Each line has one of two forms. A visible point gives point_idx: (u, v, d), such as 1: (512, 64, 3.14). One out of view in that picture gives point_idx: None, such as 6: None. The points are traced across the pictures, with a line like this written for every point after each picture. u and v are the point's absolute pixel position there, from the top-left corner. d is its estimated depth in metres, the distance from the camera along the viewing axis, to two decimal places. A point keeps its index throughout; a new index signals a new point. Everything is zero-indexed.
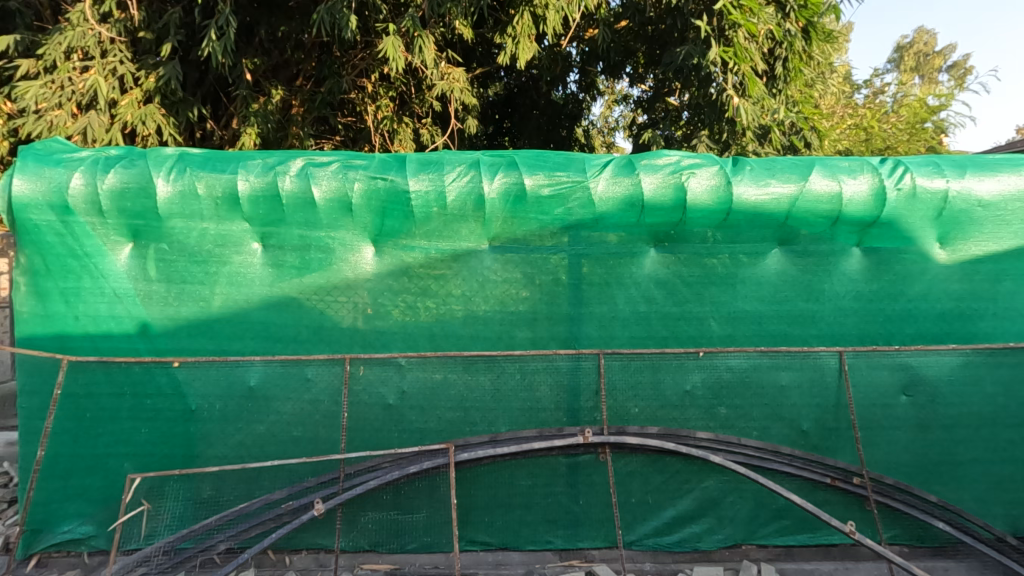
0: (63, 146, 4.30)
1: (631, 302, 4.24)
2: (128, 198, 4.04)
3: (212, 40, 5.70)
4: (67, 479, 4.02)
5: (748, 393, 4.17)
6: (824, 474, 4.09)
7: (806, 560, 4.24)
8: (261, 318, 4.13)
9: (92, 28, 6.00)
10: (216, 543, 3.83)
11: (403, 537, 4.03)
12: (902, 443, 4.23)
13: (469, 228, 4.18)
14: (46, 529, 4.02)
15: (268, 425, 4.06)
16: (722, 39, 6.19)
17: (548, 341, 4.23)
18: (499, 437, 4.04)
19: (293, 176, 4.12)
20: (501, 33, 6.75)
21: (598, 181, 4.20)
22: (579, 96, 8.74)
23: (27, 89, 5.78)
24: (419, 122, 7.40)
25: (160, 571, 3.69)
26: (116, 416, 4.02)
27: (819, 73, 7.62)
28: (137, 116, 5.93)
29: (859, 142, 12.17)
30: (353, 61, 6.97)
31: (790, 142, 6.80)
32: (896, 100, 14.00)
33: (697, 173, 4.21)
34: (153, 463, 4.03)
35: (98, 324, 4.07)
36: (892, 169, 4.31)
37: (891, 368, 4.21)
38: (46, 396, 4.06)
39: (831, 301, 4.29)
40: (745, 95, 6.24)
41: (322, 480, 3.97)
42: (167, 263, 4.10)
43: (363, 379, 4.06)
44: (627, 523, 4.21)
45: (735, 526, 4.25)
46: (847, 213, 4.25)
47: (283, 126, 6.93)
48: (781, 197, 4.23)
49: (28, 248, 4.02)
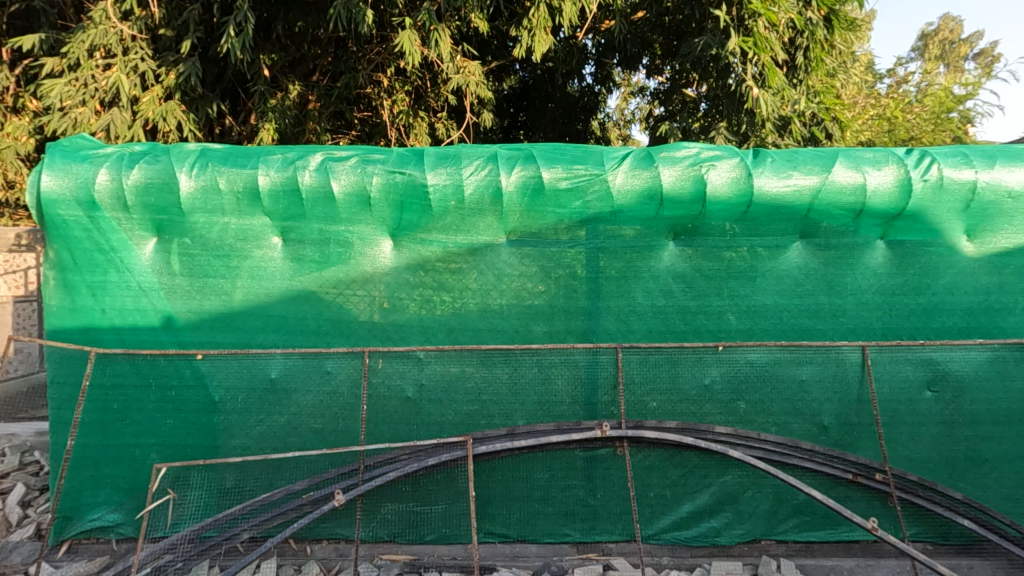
0: (89, 143, 4.40)
1: (649, 295, 4.22)
2: (152, 193, 4.12)
3: (231, 36, 5.75)
4: (97, 468, 4.13)
5: (768, 388, 4.14)
6: (846, 469, 4.05)
7: (826, 557, 4.19)
8: (281, 312, 4.19)
9: (114, 26, 6.08)
10: (239, 532, 3.92)
11: (422, 529, 4.08)
12: (926, 438, 4.16)
13: (486, 222, 4.19)
14: (76, 516, 4.14)
15: (288, 417, 4.12)
16: (741, 28, 6.10)
17: (566, 334, 4.22)
18: (517, 430, 4.07)
19: (313, 171, 4.15)
20: (517, 26, 6.72)
21: (616, 174, 4.18)
22: (595, 89, 8.61)
23: (52, 87, 5.90)
24: (434, 116, 7.45)
25: (185, 559, 3.77)
26: (142, 406, 4.12)
27: (842, 62, 7.41)
28: (158, 113, 6.03)
29: (883, 133, 11.89)
30: (368, 56, 6.98)
31: (811, 134, 6.73)
32: (921, 90, 13.65)
33: (717, 165, 4.18)
34: (178, 452, 4.12)
35: (124, 317, 4.16)
36: (918, 160, 4.23)
37: (915, 363, 4.15)
38: (75, 387, 4.17)
39: (853, 295, 4.22)
40: (765, 85, 6.15)
41: (342, 471, 4.04)
42: (189, 256, 4.17)
43: (382, 372, 4.12)
44: (646, 517, 4.20)
45: (753, 521, 4.22)
46: (871, 205, 4.18)
47: (300, 121, 7.02)
48: (803, 190, 4.17)
49: (56, 243, 4.13)
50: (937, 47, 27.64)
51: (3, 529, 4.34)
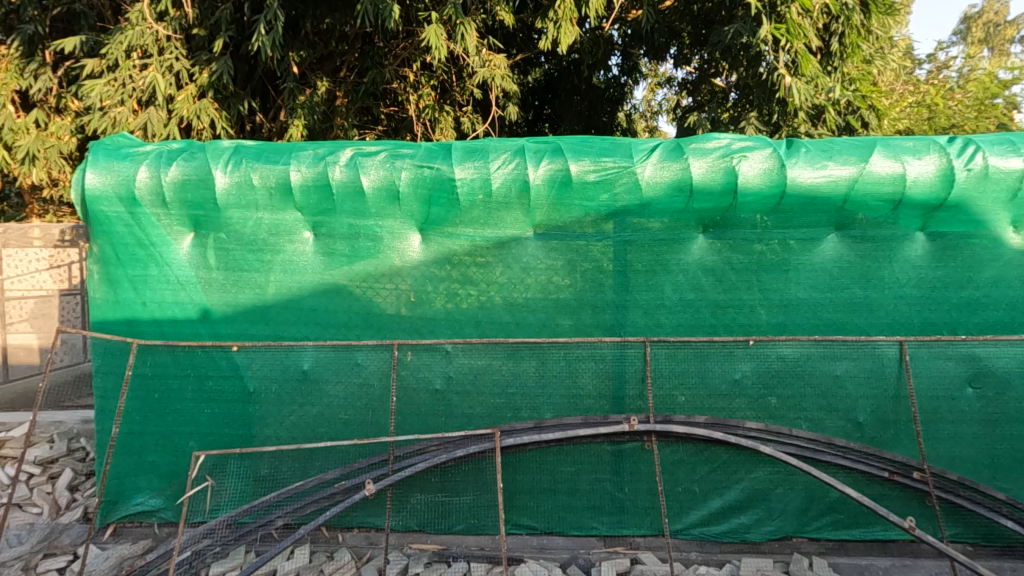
0: (129, 142, 4.53)
1: (679, 289, 4.16)
2: (189, 190, 4.23)
3: (262, 35, 5.86)
4: (140, 455, 4.29)
5: (800, 383, 4.07)
6: (882, 467, 3.93)
7: (860, 556, 4.11)
8: (313, 305, 4.28)
9: (150, 27, 6.25)
10: (274, 519, 4.03)
11: (450, 519, 4.13)
12: (968, 436, 4.03)
13: (513, 216, 4.19)
14: (121, 500, 4.32)
15: (319, 408, 4.21)
16: (774, 15, 5.92)
17: (593, 328, 4.21)
18: (544, 424, 4.05)
19: (343, 166, 4.21)
20: (542, 17, 6.67)
21: (645, 166, 4.13)
22: (621, 80, 8.60)
23: (92, 87, 6.06)
24: (460, 109, 7.51)
25: (223, 543, 3.89)
26: (181, 397, 4.26)
27: (879, 47, 7.14)
28: (192, 111, 6.21)
29: (921, 121, 11.42)
30: (395, 51, 7.09)
31: (846, 123, 6.57)
32: (963, 75, 13.08)
33: (749, 156, 4.09)
34: (215, 441, 4.26)
35: (163, 309, 4.31)
36: (961, 148, 4.06)
37: (955, 358, 4.02)
38: (118, 377, 4.34)
39: (891, 289, 4.10)
40: (798, 73, 6.00)
41: (372, 462, 4.10)
42: (224, 251, 4.28)
43: (411, 364, 4.17)
44: (674, 512, 4.17)
45: (785, 518, 4.15)
46: (911, 195, 4.04)
47: (328, 117, 7.13)
48: (839, 180, 4.05)
49: (100, 238, 4.30)
50: (980, 29, 26.30)
51: (53, 512, 4.58)
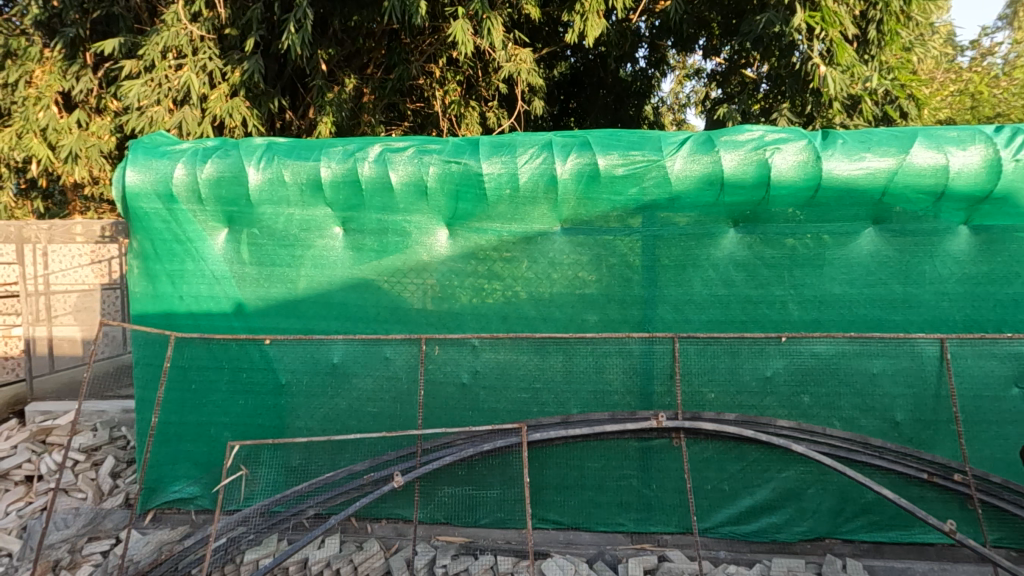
0: (167, 140, 4.66)
1: (709, 284, 4.10)
2: (224, 186, 4.33)
3: (292, 33, 5.95)
4: (177, 444, 4.43)
5: (834, 382, 3.95)
6: (920, 469, 3.81)
7: (896, 558, 4.00)
8: (342, 299, 4.34)
9: (184, 28, 6.40)
10: (305, 509, 4.09)
11: (476, 512, 4.12)
12: (1013, 439, 3.89)
13: (540, 210, 4.17)
14: (160, 488, 4.46)
15: (348, 401, 4.28)
16: (808, 2, 5.74)
17: (620, 324, 4.18)
18: (571, 420, 4.02)
19: (372, 162, 4.25)
20: (568, 11, 6.58)
21: (675, 160, 4.06)
22: (648, 73, 8.51)
23: (130, 88, 6.24)
24: (486, 104, 7.55)
25: (257, 532, 4.00)
26: (217, 388, 4.38)
27: (919, 33, 6.89)
28: (225, 109, 6.37)
29: (963, 110, 11.02)
30: (421, 47, 7.10)
31: (883, 113, 6.37)
32: (1009, 62, 12.55)
33: (783, 148, 3.99)
34: (249, 431, 4.37)
35: (200, 304, 4.43)
36: (1009, 138, 3.88)
37: (1000, 357, 3.88)
38: (157, 368, 4.48)
39: (932, 284, 3.96)
40: (832, 62, 5.83)
41: (401, 454, 4.15)
42: (257, 246, 4.37)
43: (439, 359, 4.22)
44: (703, 510, 4.11)
45: (818, 518, 4.06)
46: (953, 187, 3.89)
47: (355, 114, 7.21)
48: (877, 172, 3.92)
49: (139, 234, 4.43)
50: None
51: (97, 497, 4.82)
